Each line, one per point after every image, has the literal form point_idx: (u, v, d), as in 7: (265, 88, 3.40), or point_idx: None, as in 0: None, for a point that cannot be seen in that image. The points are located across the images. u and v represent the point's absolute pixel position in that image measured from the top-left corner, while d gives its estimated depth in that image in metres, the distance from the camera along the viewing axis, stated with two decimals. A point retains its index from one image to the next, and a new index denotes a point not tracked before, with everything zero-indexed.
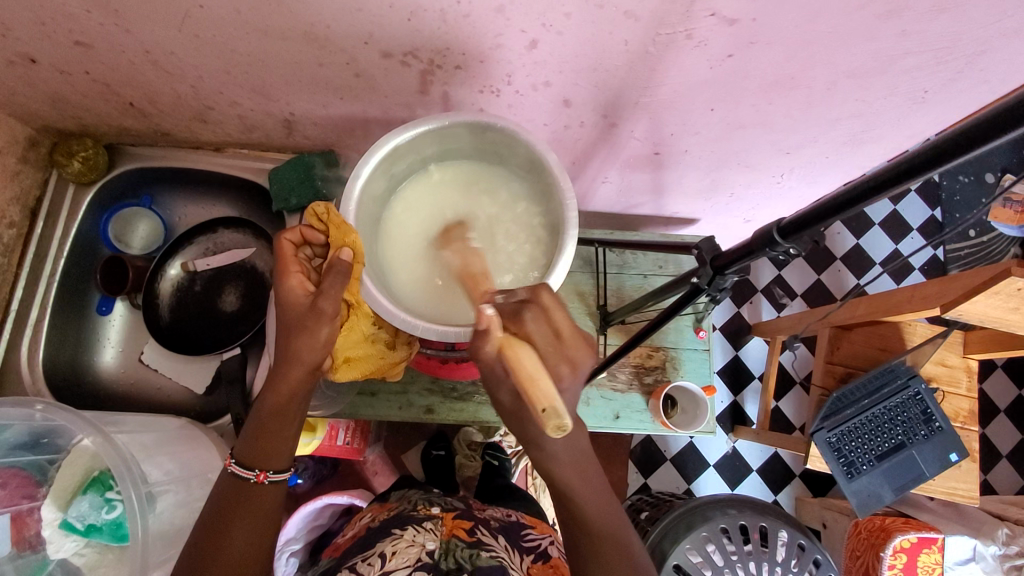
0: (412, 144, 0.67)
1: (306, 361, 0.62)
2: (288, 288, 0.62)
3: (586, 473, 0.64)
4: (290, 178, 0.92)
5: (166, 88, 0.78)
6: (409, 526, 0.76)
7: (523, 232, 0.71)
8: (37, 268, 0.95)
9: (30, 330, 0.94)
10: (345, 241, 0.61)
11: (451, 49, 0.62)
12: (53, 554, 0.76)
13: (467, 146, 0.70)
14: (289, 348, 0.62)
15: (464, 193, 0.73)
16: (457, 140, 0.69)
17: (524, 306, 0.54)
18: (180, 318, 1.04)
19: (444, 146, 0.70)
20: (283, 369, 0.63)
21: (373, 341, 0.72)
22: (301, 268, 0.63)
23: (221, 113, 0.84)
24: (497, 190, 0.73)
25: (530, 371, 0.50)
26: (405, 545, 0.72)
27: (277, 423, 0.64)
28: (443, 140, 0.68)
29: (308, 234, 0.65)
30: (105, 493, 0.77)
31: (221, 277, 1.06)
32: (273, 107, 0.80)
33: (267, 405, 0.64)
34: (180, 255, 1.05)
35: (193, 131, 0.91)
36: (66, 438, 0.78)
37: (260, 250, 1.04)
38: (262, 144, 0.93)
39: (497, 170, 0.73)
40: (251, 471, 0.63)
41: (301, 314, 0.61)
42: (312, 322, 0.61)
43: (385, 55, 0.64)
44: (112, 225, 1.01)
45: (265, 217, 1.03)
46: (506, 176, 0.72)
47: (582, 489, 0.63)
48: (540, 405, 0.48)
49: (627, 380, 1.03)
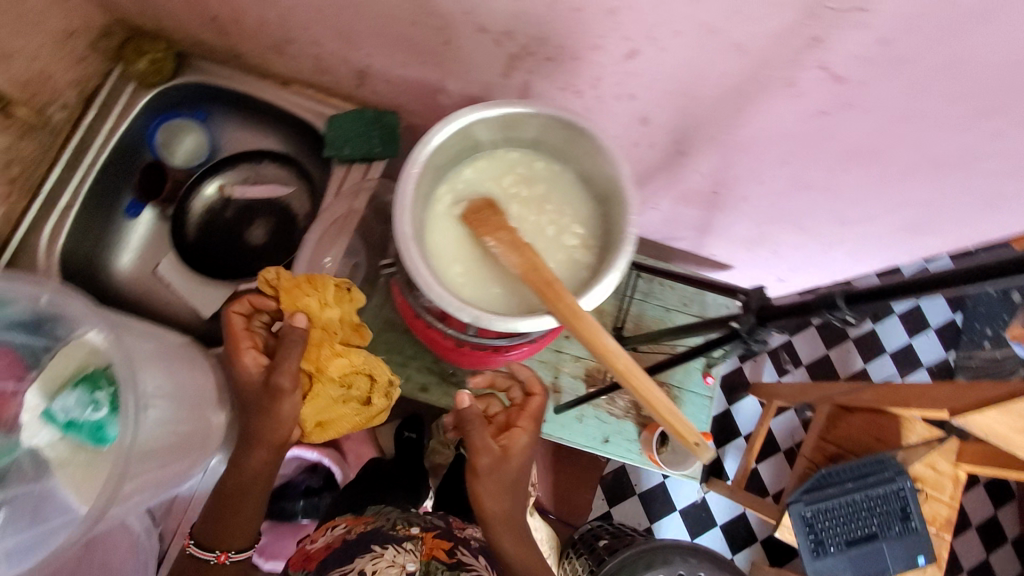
0: (488, 124, 0.62)
1: (266, 436, 0.74)
2: (241, 362, 0.72)
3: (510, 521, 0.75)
4: (348, 129, 0.91)
5: (254, 11, 0.77)
6: (389, 544, 0.76)
7: (574, 235, 0.64)
8: (77, 155, 0.92)
9: (55, 216, 0.91)
10: (295, 306, 0.72)
11: (549, 39, 0.61)
12: (24, 443, 0.72)
13: (541, 140, 0.65)
14: (248, 419, 0.73)
15: (526, 189, 0.66)
16: (532, 131, 0.63)
17: (535, 398, 0.77)
18: (205, 241, 1.01)
19: (516, 135, 0.65)
20: (247, 439, 0.75)
21: (345, 403, 0.80)
22: (250, 342, 0.73)
23: (298, 48, 0.83)
24: (559, 196, 0.66)
25: (670, 407, 0.51)
26: (385, 565, 0.72)
27: (245, 480, 0.77)
28: (518, 127, 0.63)
29: (256, 301, 0.74)
30: (95, 392, 0.74)
31: (253, 209, 1.02)
32: (352, 56, 0.80)
33: (229, 483, 0.78)
34: (217, 177, 1.02)
35: (264, 59, 0.90)
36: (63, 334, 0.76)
37: (300, 192, 1.01)
38: (328, 88, 0.92)
39: (569, 175, 0.67)
40: (214, 553, 0.81)
41: (252, 388, 0.71)
42: (263, 391, 0.71)
43: (482, 29, 0.64)
44: (161, 131, 0.98)
45: (311, 161, 1.00)
46: (573, 184, 0.66)
47: (511, 540, 0.75)
48: (692, 439, 0.50)
49: (624, 407, 1.02)
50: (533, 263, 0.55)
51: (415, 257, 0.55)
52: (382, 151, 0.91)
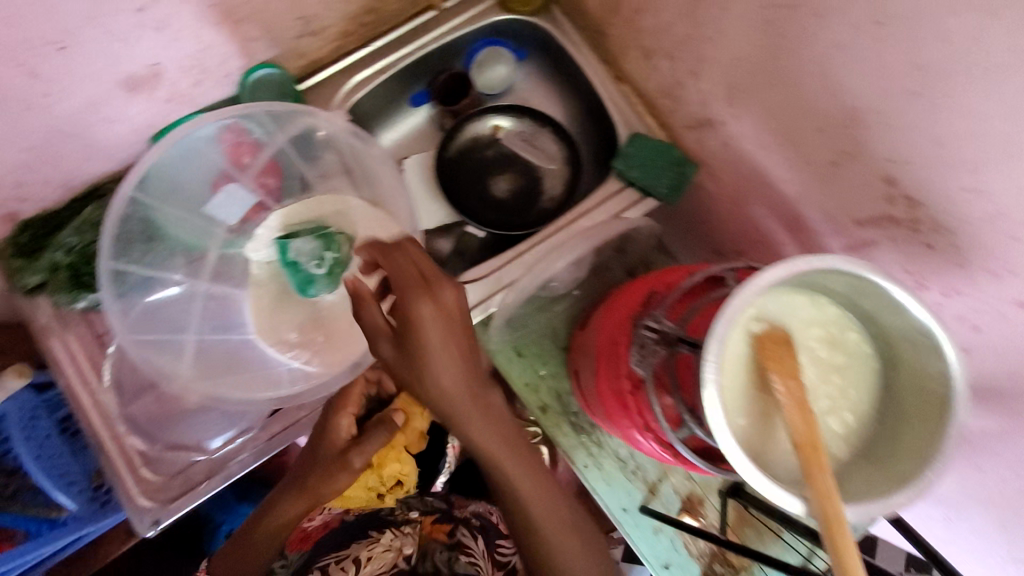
0: (854, 278, 0.55)
1: (317, 495, 0.67)
2: (337, 425, 0.70)
3: (531, 471, 0.63)
4: (646, 154, 0.87)
5: (661, 16, 0.75)
6: (385, 528, 0.74)
7: (838, 421, 0.59)
8: (417, 30, 0.92)
9: (369, 73, 0.90)
10: (400, 406, 0.74)
11: (952, 236, 0.55)
12: (244, 253, 0.75)
13: (880, 319, 0.57)
14: (310, 479, 0.67)
15: (825, 350, 0.59)
16: (883, 309, 0.56)
17: (397, 249, 0.63)
18: (456, 164, 0.98)
19: (863, 299, 0.57)
20: (292, 495, 0.68)
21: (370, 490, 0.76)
22: (354, 409, 0.72)
23: (665, 66, 0.81)
24: (851, 376, 0.60)
25: None
26: (381, 550, 0.70)
27: (274, 531, 0.68)
28: (872, 297, 0.56)
29: (386, 381, 0.77)
30: (324, 250, 0.73)
31: (511, 161, 1.00)
32: (712, 105, 0.76)
33: (264, 527, 0.68)
34: (499, 116, 1.00)
35: (619, 51, 0.88)
36: (323, 182, 0.79)
37: (561, 173, 0.99)
38: (651, 109, 0.89)
39: (871, 362, 0.60)
40: None
41: (333, 455, 0.68)
42: (336, 465, 0.66)
43: (887, 182, 0.59)
44: (487, 52, 0.97)
45: (590, 154, 1.00)
46: (869, 374, 0.60)
47: (538, 505, 0.62)
48: None
49: (703, 550, 0.89)
50: (815, 442, 0.50)
51: (714, 369, 0.50)
52: (665, 194, 0.87)
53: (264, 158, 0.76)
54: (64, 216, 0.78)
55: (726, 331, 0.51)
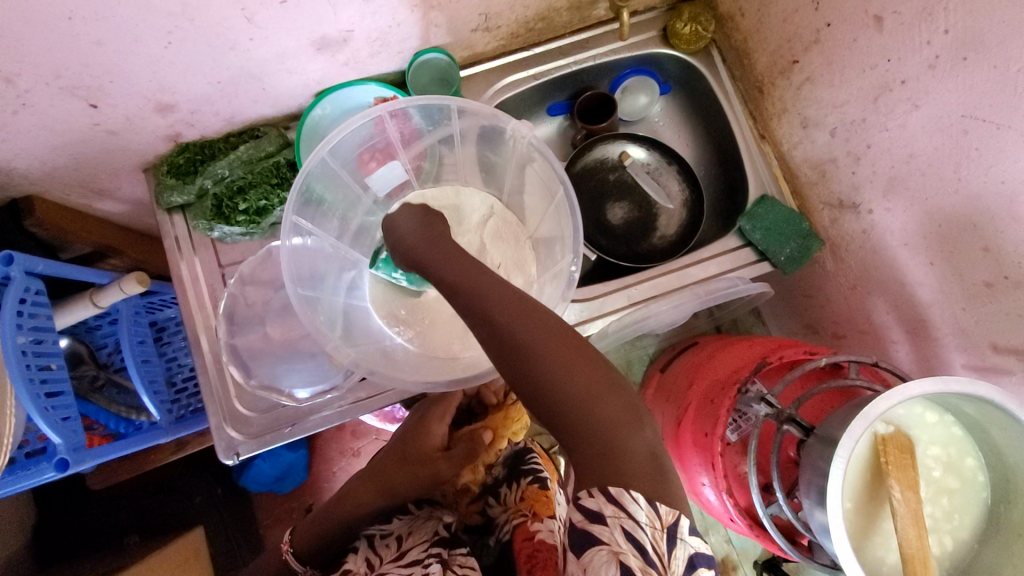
0: (1000, 414, 0.54)
1: (392, 483, 0.69)
2: (432, 430, 0.72)
3: (571, 342, 0.48)
4: (775, 221, 0.85)
5: (842, 95, 0.76)
6: (426, 506, 0.71)
7: (934, 541, 0.59)
8: (578, 45, 0.93)
9: (522, 76, 0.92)
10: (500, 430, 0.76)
11: None
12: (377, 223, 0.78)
13: (1009, 460, 0.57)
14: (391, 473, 0.69)
15: (942, 472, 0.59)
16: (1016, 452, 0.55)
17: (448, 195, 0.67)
18: (579, 181, 0.99)
19: (999, 436, 0.57)
20: (365, 480, 0.70)
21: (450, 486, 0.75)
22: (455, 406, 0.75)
23: (824, 142, 0.81)
24: (960, 504, 0.59)
25: None
26: (421, 524, 0.66)
27: (341, 517, 0.67)
28: (1010, 438, 0.55)
29: (484, 394, 0.79)
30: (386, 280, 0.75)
31: (630, 191, 1.00)
32: (866, 192, 0.76)
33: (333, 504, 0.68)
34: (630, 143, 1.00)
35: (775, 114, 0.89)
36: (452, 171, 0.80)
37: (676, 215, 0.99)
38: (790, 178, 0.89)
39: (984, 497, 0.59)
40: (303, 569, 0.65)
41: (422, 455, 0.70)
42: (432, 462, 0.70)
43: None
44: (636, 79, 0.97)
45: (711, 203, 1.01)
46: (977, 508, 0.59)
47: (592, 393, 0.46)
48: None
49: None
50: (923, 558, 0.52)
51: (842, 464, 0.53)
52: (782, 260, 0.85)
53: (415, 141, 0.76)
54: (219, 148, 0.82)
55: (861, 431, 0.54)
